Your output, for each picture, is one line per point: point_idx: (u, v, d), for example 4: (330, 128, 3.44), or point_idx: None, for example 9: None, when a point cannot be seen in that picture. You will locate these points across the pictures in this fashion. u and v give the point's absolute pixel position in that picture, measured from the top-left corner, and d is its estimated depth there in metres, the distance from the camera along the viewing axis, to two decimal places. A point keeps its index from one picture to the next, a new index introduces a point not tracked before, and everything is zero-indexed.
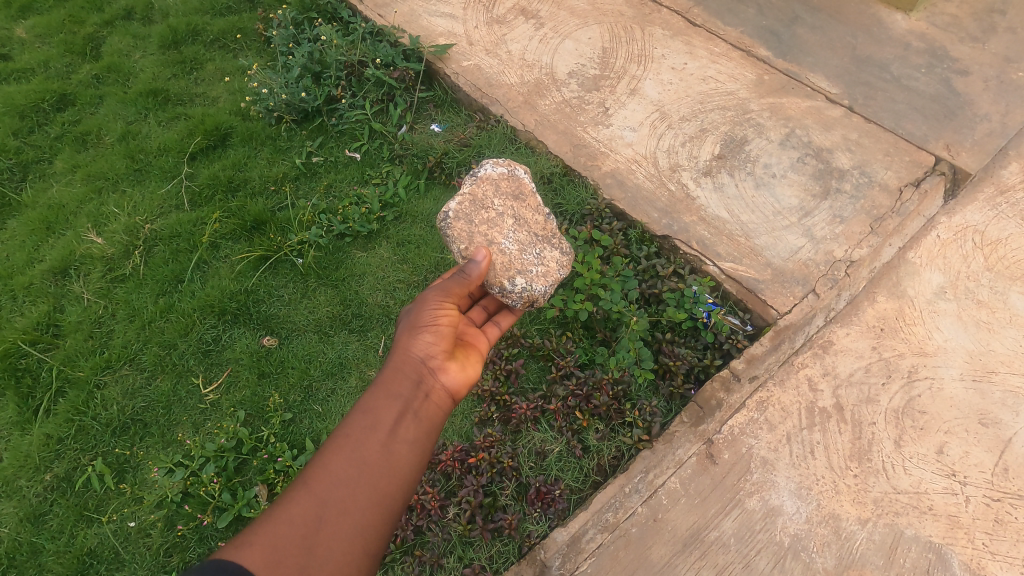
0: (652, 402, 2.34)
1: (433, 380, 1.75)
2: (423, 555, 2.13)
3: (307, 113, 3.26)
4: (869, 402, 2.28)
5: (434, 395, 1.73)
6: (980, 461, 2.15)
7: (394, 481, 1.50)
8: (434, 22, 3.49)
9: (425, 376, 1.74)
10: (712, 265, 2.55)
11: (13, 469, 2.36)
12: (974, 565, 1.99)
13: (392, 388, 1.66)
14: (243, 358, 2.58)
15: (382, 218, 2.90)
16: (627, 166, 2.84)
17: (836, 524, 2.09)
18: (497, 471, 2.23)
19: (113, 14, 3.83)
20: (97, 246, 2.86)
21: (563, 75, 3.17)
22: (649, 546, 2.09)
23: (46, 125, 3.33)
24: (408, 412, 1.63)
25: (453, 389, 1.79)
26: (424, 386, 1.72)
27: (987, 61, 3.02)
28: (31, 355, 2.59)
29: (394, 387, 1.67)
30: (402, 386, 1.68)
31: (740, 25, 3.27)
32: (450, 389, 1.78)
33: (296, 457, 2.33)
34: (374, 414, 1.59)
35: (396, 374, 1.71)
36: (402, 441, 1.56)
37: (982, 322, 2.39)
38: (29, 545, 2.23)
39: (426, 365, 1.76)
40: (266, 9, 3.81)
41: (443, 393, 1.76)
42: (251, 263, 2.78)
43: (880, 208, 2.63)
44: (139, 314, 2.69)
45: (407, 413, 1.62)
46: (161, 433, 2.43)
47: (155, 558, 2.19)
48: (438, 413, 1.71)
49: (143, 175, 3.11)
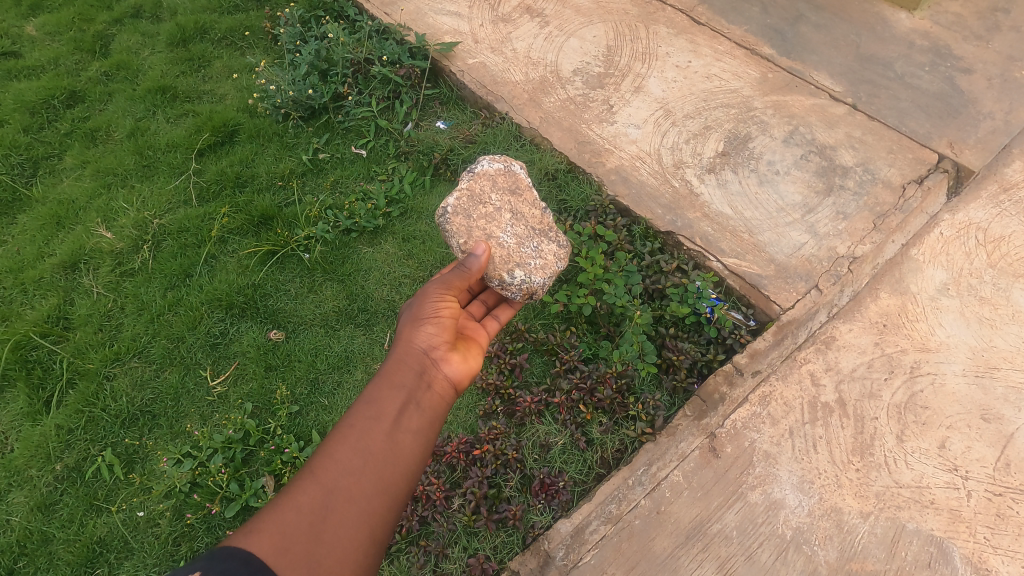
0: (655, 395, 2.36)
1: (435, 371, 1.77)
2: (428, 545, 2.16)
3: (313, 111, 3.29)
4: (871, 397, 2.29)
5: (437, 385, 1.75)
6: (981, 456, 2.16)
7: (398, 470, 1.52)
8: (440, 20, 3.51)
9: (427, 368, 1.76)
10: (716, 261, 2.56)
11: (24, 459, 2.39)
12: (975, 559, 2.01)
13: (395, 379, 1.69)
14: (250, 351, 2.61)
15: (388, 213, 2.92)
16: (630, 162, 2.86)
17: (837, 517, 2.10)
18: (501, 463, 2.26)
19: (123, 12, 3.87)
20: (106, 240, 2.90)
21: (568, 73, 3.19)
22: (652, 538, 2.11)
23: (55, 121, 3.37)
24: (412, 402, 1.65)
25: (456, 380, 1.81)
26: (427, 377, 1.74)
27: (991, 59, 3.03)
28: (41, 347, 2.62)
29: (396, 378, 1.69)
30: (405, 377, 1.70)
31: (744, 23, 3.28)
32: (453, 380, 1.80)
33: (303, 449, 2.36)
34: (378, 404, 1.61)
35: (399, 366, 1.73)
36: (407, 430, 1.58)
37: (985, 319, 2.40)
38: (39, 533, 2.26)
39: (428, 357, 1.78)
40: (273, 7, 3.84)
41: (446, 383, 1.78)
42: (259, 258, 2.82)
43: (882, 205, 2.64)
44: (147, 308, 2.72)
45: (410, 404, 1.65)
46: (170, 425, 2.46)
47: (163, 548, 2.22)
48: (441, 403, 1.73)
49: (152, 171, 3.14)
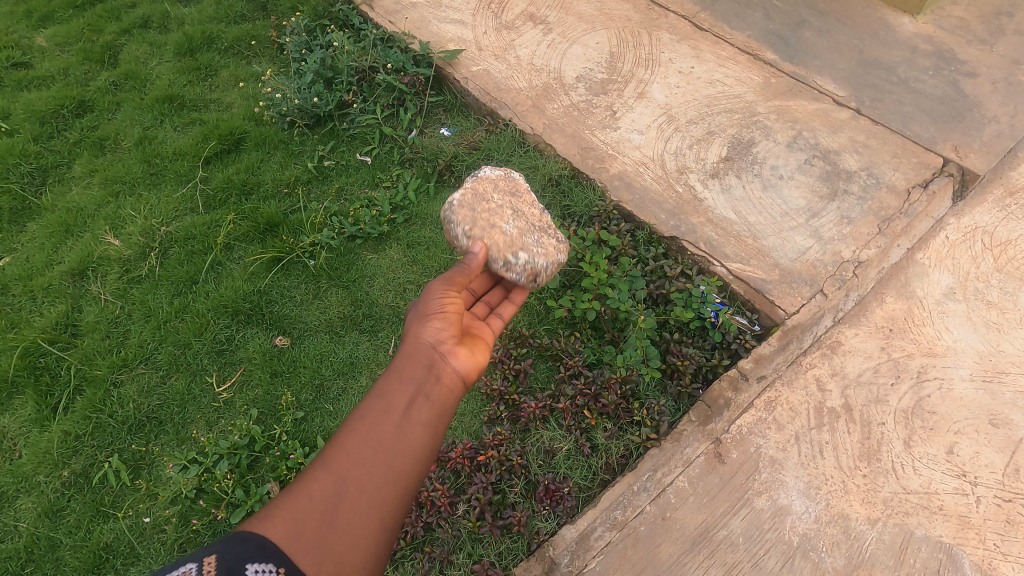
0: (660, 401, 2.35)
1: (443, 365, 1.75)
2: (433, 552, 2.14)
3: (318, 118, 3.32)
4: (878, 402, 2.28)
5: (445, 378, 1.73)
6: (990, 462, 2.15)
7: (409, 460, 1.52)
8: (444, 29, 3.54)
9: (435, 361, 1.75)
10: (720, 266, 2.56)
11: (32, 464, 2.40)
12: (984, 566, 1.98)
13: (405, 373, 1.68)
14: (257, 357, 2.62)
15: (393, 220, 2.95)
16: (634, 168, 2.86)
17: (845, 524, 2.08)
18: (505, 469, 2.24)
19: (131, 23, 3.92)
20: (114, 248, 2.92)
21: (571, 80, 3.20)
22: (658, 545, 2.10)
23: (65, 131, 3.40)
24: (421, 395, 1.64)
25: (464, 373, 1.79)
26: (435, 370, 1.72)
27: (995, 63, 3.03)
28: (49, 354, 2.63)
29: (406, 372, 1.69)
30: (414, 371, 1.69)
31: (747, 29, 3.29)
32: (461, 373, 1.79)
33: (307, 455, 2.36)
34: (387, 396, 1.61)
35: (407, 359, 1.73)
36: (419, 421, 1.59)
37: (992, 323, 2.39)
38: (46, 539, 2.26)
39: (436, 350, 1.77)
40: (279, 16, 3.89)
41: (455, 377, 1.76)
42: (265, 264, 2.83)
43: (887, 209, 2.63)
44: (154, 315, 2.74)
45: (420, 395, 1.64)
46: (176, 430, 2.48)
47: (169, 554, 2.23)
48: (450, 397, 1.72)
49: (160, 179, 3.17)
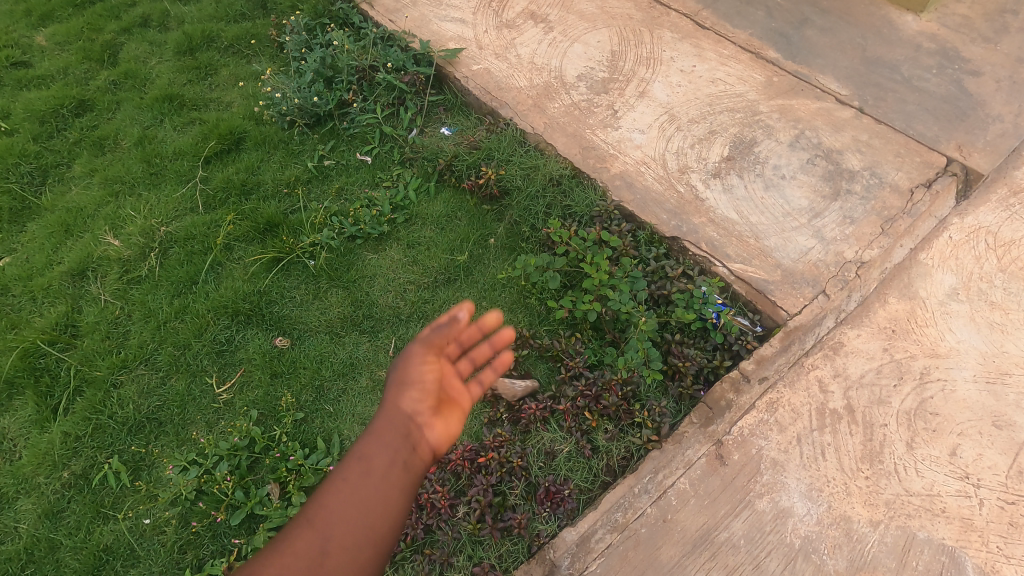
0: (661, 402, 2.34)
1: (421, 434, 1.73)
2: (434, 553, 2.13)
3: (319, 118, 3.31)
4: (881, 404, 2.27)
5: (423, 449, 1.72)
6: (993, 464, 2.14)
7: (380, 529, 1.58)
8: (445, 27, 3.52)
9: (414, 429, 1.74)
10: (722, 266, 2.55)
11: (32, 465, 2.39)
12: (987, 568, 1.97)
13: (384, 436, 1.72)
14: (256, 358, 2.62)
15: (393, 220, 2.95)
16: (636, 167, 2.85)
17: (847, 526, 2.07)
18: (506, 470, 2.24)
19: (131, 21, 3.91)
20: (114, 248, 2.91)
21: (572, 78, 3.19)
22: (659, 547, 2.09)
23: (65, 131, 3.39)
24: (398, 465, 1.69)
25: (443, 447, 1.76)
26: (413, 438, 1.73)
27: (1000, 61, 3.00)
28: (49, 355, 2.63)
29: (385, 435, 1.72)
30: (393, 435, 1.72)
31: (749, 27, 3.27)
32: (440, 448, 1.75)
33: (308, 456, 2.36)
34: (366, 461, 1.70)
35: (389, 422, 1.75)
36: (394, 490, 1.65)
37: (995, 324, 2.37)
38: (47, 540, 2.26)
39: (416, 419, 1.75)
40: (279, 15, 3.87)
41: (433, 451, 1.74)
42: (265, 265, 2.83)
43: (890, 209, 2.62)
44: (154, 315, 2.73)
45: (397, 465, 1.69)
46: (176, 431, 2.47)
47: (169, 555, 2.22)
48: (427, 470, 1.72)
49: (159, 178, 3.16)
